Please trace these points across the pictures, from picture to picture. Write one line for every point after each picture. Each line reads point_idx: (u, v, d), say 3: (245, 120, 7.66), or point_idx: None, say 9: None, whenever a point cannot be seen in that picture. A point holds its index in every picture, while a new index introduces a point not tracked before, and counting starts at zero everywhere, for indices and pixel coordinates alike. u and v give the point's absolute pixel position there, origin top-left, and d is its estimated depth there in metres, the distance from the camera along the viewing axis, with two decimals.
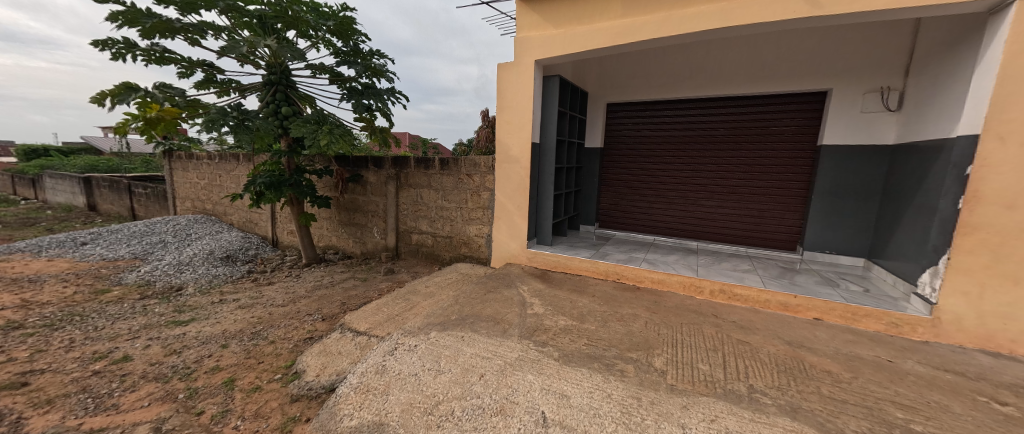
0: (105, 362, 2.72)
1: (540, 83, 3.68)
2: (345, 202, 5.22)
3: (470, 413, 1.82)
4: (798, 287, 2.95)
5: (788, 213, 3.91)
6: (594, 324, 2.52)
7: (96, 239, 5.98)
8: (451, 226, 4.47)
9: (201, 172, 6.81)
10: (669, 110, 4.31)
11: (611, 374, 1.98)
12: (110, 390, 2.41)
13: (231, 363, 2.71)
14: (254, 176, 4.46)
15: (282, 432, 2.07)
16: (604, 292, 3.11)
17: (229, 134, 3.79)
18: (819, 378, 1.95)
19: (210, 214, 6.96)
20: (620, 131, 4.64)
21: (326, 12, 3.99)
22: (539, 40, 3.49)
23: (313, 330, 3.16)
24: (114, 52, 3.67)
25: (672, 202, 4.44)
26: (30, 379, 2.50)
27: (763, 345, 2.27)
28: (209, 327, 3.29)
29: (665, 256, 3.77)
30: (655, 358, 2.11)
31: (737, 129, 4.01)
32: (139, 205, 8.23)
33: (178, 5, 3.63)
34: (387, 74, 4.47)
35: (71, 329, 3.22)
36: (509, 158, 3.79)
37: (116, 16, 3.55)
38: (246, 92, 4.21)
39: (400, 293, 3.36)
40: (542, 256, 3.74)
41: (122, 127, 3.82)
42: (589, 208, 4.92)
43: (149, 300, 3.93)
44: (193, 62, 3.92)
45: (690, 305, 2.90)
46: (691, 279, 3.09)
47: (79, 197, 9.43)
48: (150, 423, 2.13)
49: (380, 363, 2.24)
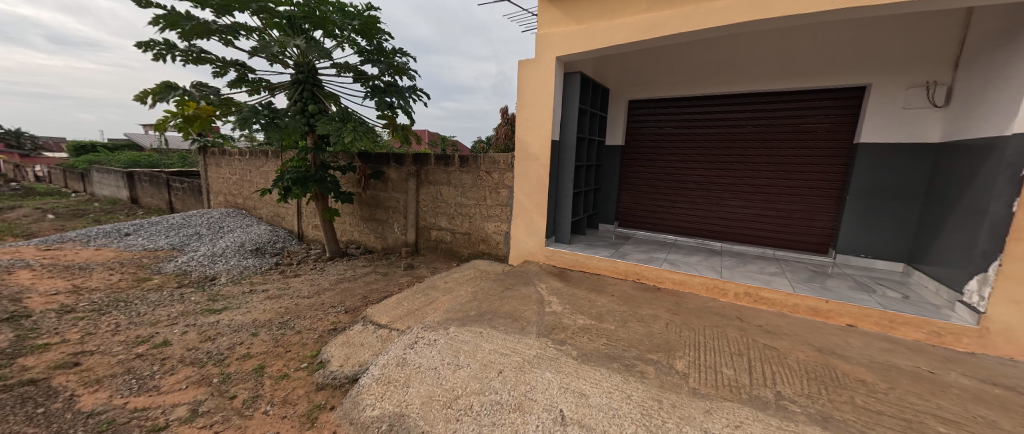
0: (147, 346, 2.89)
1: (561, 80, 3.65)
2: (367, 198, 5.34)
3: (489, 409, 1.84)
4: (830, 291, 2.83)
5: (819, 215, 3.75)
6: (613, 324, 2.49)
7: (138, 230, 6.34)
8: (470, 223, 4.51)
9: (233, 167, 7.12)
10: (693, 107, 4.21)
11: (631, 375, 1.96)
12: (151, 372, 2.56)
13: (261, 351, 2.82)
14: (282, 172, 4.62)
15: (308, 418, 2.15)
16: (623, 292, 3.07)
17: (260, 131, 3.93)
18: (852, 387, 1.87)
19: (240, 208, 7.26)
20: (641, 128, 4.56)
21: (351, 12, 4.08)
22: (561, 36, 3.46)
23: (337, 322, 3.26)
24: (155, 53, 3.88)
25: (696, 202, 4.33)
26: (81, 360, 2.69)
27: (792, 351, 2.19)
28: (240, 316, 3.44)
29: (687, 256, 3.68)
30: (677, 361, 2.07)
31: (765, 127, 3.88)
32: (177, 199, 8.67)
33: (214, 7, 3.80)
34: (409, 73, 4.55)
35: (116, 314, 3.44)
36: (529, 155, 3.78)
37: (158, 20, 3.75)
38: (275, 91, 4.36)
39: (419, 287, 3.42)
40: (560, 255, 3.73)
41: (162, 124, 4.02)
42: (609, 207, 4.85)
43: (186, 289, 4.14)
44: (227, 62, 4.09)
45: (713, 307, 2.83)
46: (714, 281, 3.01)
47: (122, 190, 10.01)
48: (188, 405, 2.25)
49: (401, 355, 2.29)
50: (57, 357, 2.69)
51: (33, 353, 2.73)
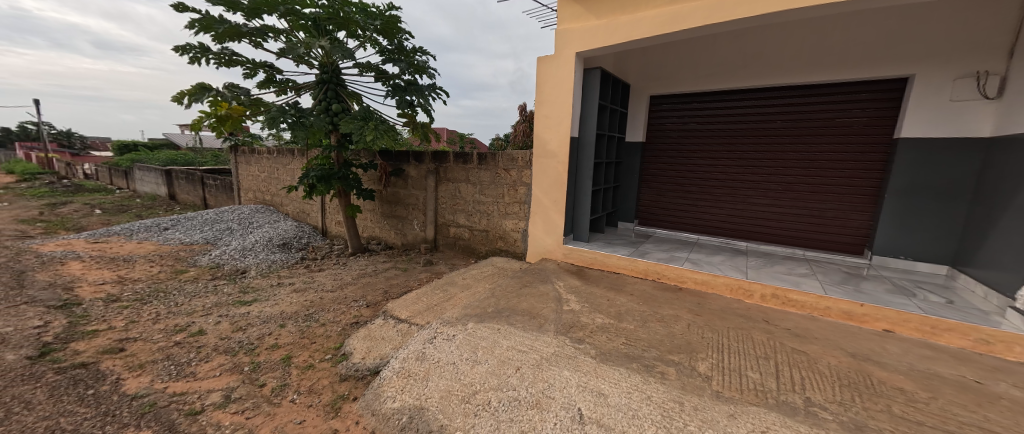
0: (184, 334, 3.04)
1: (580, 76, 3.60)
2: (388, 195, 5.44)
3: (507, 405, 1.85)
4: (865, 294, 2.70)
5: (854, 214, 3.57)
6: (632, 324, 2.45)
7: (175, 225, 6.68)
8: (488, 220, 4.53)
9: (262, 165, 7.39)
10: (718, 102, 4.09)
11: (651, 375, 1.92)
12: (188, 359, 2.70)
13: (288, 342, 2.93)
14: (307, 170, 4.76)
15: (332, 408, 2.22)
16: (643, 292, 3.02)
17: (286, 130, 4.06)
18: (889, 395, 1.78)
19: (268, 204, 7.53)
20: (663, 124, 4.46)
21: (373, 12, 4.15)
22: (581, 32, 3.41)
23: (359, 315, 3.34)
24: (191, 56, 4.06)
25: (720, 200, 4.21)
26: (126, 345, 2.86)
27: (823, 356, 2.10)
28: (268, 307, 3.58)
29: (710, 256, 3.58)
30: (699, 363, 2.02)
31: (796, 122, 3.72)
32: (211, 196, 9.07)
33: (244, 10, 3.94)
34: (428, 71, 4.59)
35: (157, 304, 3.63)
36: (548, 152, 3.75)
37: (194, 24, 3.92)
38: (301, 91, 4.49)
39: (438, 283, 3.47)
40: (578, 253, 3.69)
41: (196, 124, 4.21)
42: (628, 205, 4.77)
43: (219, 281, 4.35)
44: (256, 63, 4.24)
45: (738, 308, 2.74)
46: (739, 282, 2.92)
47: (161, 187, 10.56)
48: (221, 391, 2.36)
49: (420, 350, 2.33)
50: (104, 343, 2.87)
51: (84, 338, 2.92)
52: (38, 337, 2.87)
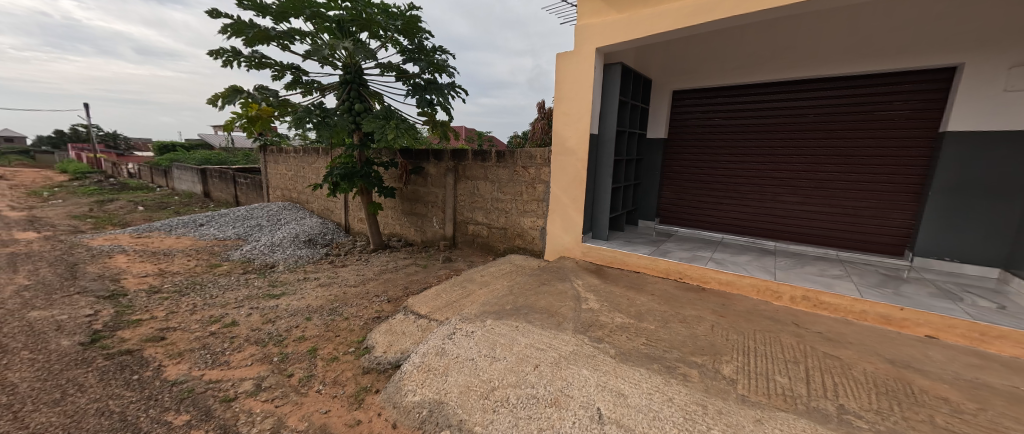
0: (218, 325, 3.18)
1: (601, 71, 3.54)
2: (408, 193, 5.51)
3: (525, 402, 1.85)
4: (905, 297, 2.54)
5: (894, 213, 3.37)
6: (653, 324, 2.40)
7: (210, 221, 6.99)
8: (506, 218, 4.53)
9: (289, 164, 7.63)
10: (745, 96, 3.94)
11: (673, 377, 1.87)
12: (222, 349, 2.82)
13: (314, 334, 3.01)
14: (331, 168, 4.89)
15: (355, 399, 2.27)
16: (664, 291, 2.95)
17: (312, 130, 4.18)
18: (931, 405, 1.67)
19: (295, 202, 7.78)
20: (686, 119, 4.33)
21: (394, 12, 4.20)
22: (601, 26, 3.35)
23: (381, 310, 3.41)
24: (224, 60, 4.22)
25: (747, 198, 4.06)
26: (166, 334, 3.01)
27: (858, 362, 1.99)
28: (296, 301, 3.70)
29: (736, 255, 3.46)
30: (723, 365, 1.96)
31: (830, 116, 3.54)
32: (242, 193, 9.45)
33: (273, 14, 4.06)
34: (448, 69, 4.62)
35: (193, 295, 3.82)
36: (567, 149, 3.71)
37: (226, 29, 4.07)
38: (326, 92, 4.60)
39: (457, 280, 3.49)
40: (597, 251, 3.64)
41: (228, 125, 4.38)
42: (649, 203, 4.66)
43: (250, 274, 4.52)
44: (284, 65, 4.37)
45: (765, 310, 2.63)
46: (767, 283, 2.81)
47: (197, 185, 11.07)
48: (252, 380, 2.45)
49: (440, 345, 2.35)
50: (146, 331, 3.03)
51: (129, 327, 3.09)
52: (88, 325, 3.06)
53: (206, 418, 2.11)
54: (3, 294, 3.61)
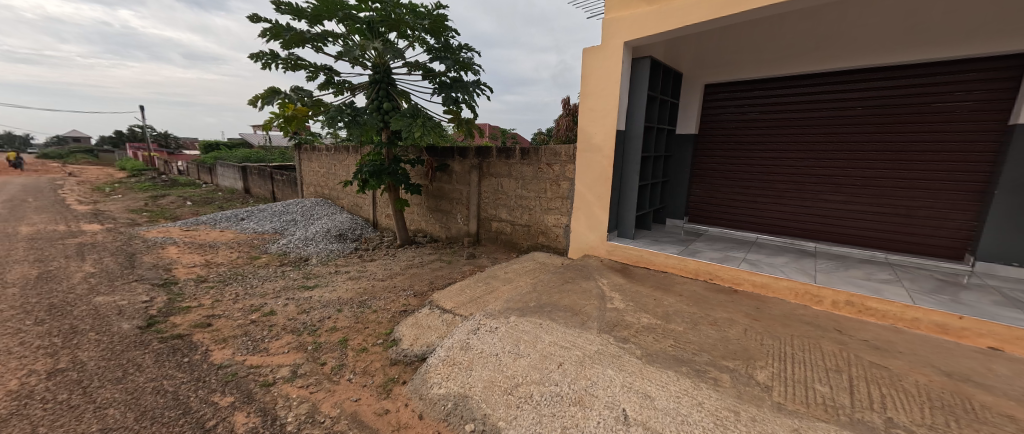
0: (258, 314, 3.36)
1: (629, 66, 3.46)
2: (433, 190, 5.60)
3: (549, 399, 1.85)
4: (964, 305, 2.35)
5: (954, 213, 3.11)
6: (681, 325, 2.33)
7: (250, 216, 7.39)
8: (530, 215, 4.52)
9: (321, 161, 7.93)
10: (785, 88, 3.74)
11: (702, 380, 1.81)
12: (262, 336, 2.98)
13: (344, 325, 3.13)
14: (361, 166, 5.04)
15: (384, 389, 2.34)
16: (693, 292, 2.86)
17: (343, 128, 4.33)
18: (994, 423, 1.54)
19: (326, 198, 8.08)
20: (719, 114, 4.17)
21: (422, 12, 4.27)
22: (631, 19, 3.27)
23: (407, 304, 3.49)
24: (263, 63, 4.43)
25: (785, 196, 3.86)
26: (212, 321, 3.21)
27: (908, 373, 1.86)
28: (328, 293, 3.85)
29: (771, 257, 3.31)
30: (757, 371, 1.88)
31: (881, 109, 3.31)
32: (278, 189, 9.91)
33: (308, 18, 4.22)
34: (474, 67, 4.66)
35: (236, 285, 4.05)
36: (593, 146, 3.65)
37: (266, 32, 4.26)
38: (356, 92, 4.75)
39: (480, 276, 3.53)
40: (623, 250, 3.58)
41: (267, 124, 4.61)
42: (677, 201, 4.53)
43: (286, 267, 4.75)
44: (318, 67, 4.54)
45: (804, 315, 2.50)
46: (806, 287, 2.67)
47: (238, 182, 11.72)
48: (289, 367, 2.58)
49: (464, 340, 2.39)
50: (195, 318, 3.25)
51: (180, 313, 3.33)
52: (145, 310, 3.31)
53: (248, 400, 2.24)
54: (73, 280, 3.97)
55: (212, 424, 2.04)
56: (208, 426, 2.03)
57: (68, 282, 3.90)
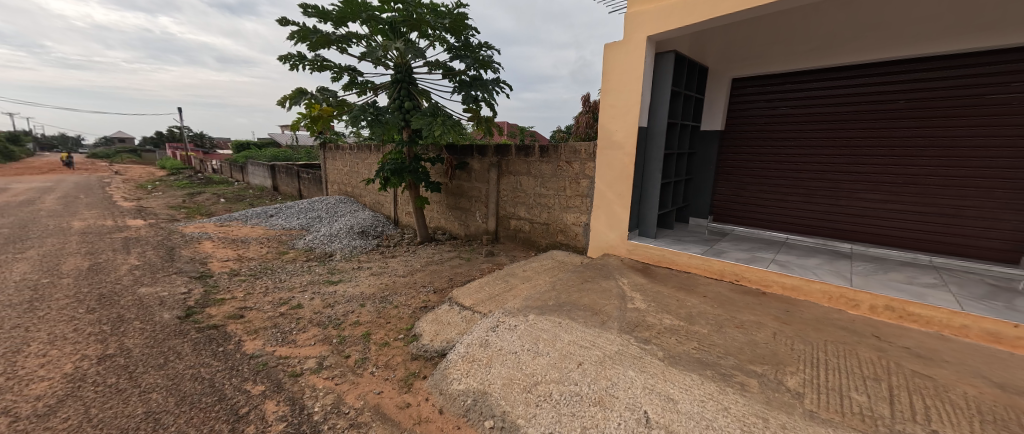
0: (286, 307, 3.49)
1: (651, 61, 3.39)
2: (453, 188, 5.66)
3: (569, 399, 1.85)
4: (1019, 312, 2.19)
5: (1009, 214, 2.88)
6: (705, 327, 2.27)
7: (278, 213, 7.67)
8: (549, 213, 4.50)
9: (345, 160, 8.15)
10: (819, 81, 3.58)
11: (728, 385, 1.76)
12: (290, 328, 3.10)
13: (367, 320, 3.21)
14: (383, 164, 5.14)
15: (405, 383, 2.39)
16: (718, 294, 2.78)
17: (366, 127, 4.43)
18: None
19: (350, 195, 8.29)
20: (747, 109, 4.03)
21: (443, 11, 4.31)
22: (655, 12, 3.20)
23: (427, 300, 3.55)
24: (291, 65, 4.58)
25: (818, 195, 3.69)
26: (244, 313, 3.36)
27: (956, 384, 1.75)
28: (351, 288, 3.96)
29: (802, 258, 3.18)
30: (787, 377, 1.81)
31: (926, 103, 3.12)
32: (305, 187, 10.24)
33: (333, 20, 4.33)
34: (493, 65, 4.67)
35: (266, 279, 4.22)
36: (614, 143, 3.60)
37: (293, 35, 4.40)
38: (378, 91, 4.84)
39: (499, 274, 3.54)
40: (644, 249, 3.51)
41: (294, 124, 4.77)
42: (702, 199, 4.41)
43: (312, 262, 4.90)
44: (342, 67, 4.66)
45: (838, 320, 2.39)
46: (841, 290, 2.56)
47: (267, 180, 12.18)
48: (316, 358, 2.67)
49: (484, 337, 2.40)
50: (229, 309, 3.41)
51: (215, 304, 3.49)
52: (183, 301, 3.50)
53: (277, 389, 2.33)
54: (119, 272, 4.23)
55: (245, 411, 2.13)
56: (241, 413, 2.12)
57: (115, 274, 4.16)
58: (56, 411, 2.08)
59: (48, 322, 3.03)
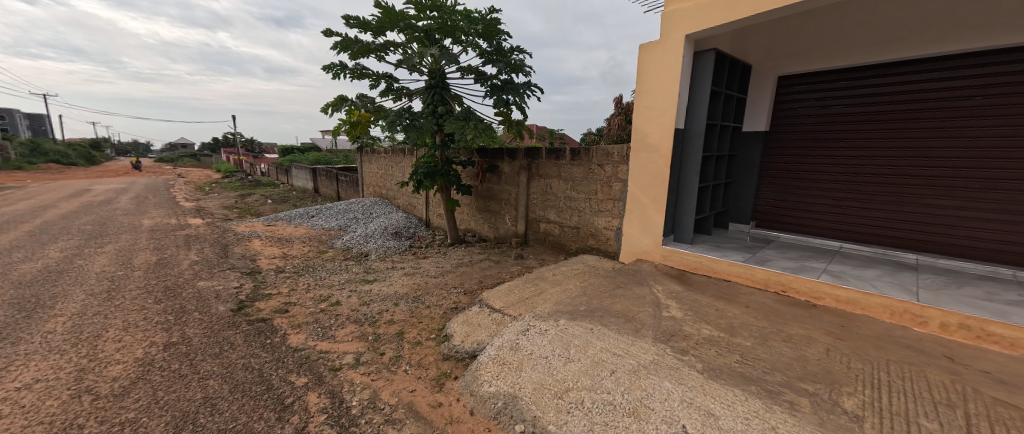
0: (326, 304, 3.65)
1: (689, 60, 3.28)
2: (483, 191, 5.72)
3: (601, 408, 1.81)
4: None
5: None
6: (748, 340, 2.15)
7: (319, 213, 8.07)
8: (580, 217, 4.44)
9: (381, 163, 8.44)
10: (878, 78, 3.32)
11: (776, 403, 1.65)
12: (330, 324, 3.23)
13: (400, 319, 3.30)
14: (416, 167, 5.27)
15: (437, 382, 2.43)
16: (762, 304, 2.63)
17: (402, 132, 4.58)
18: None
19: (384, 198, 8.58)
20: (795, 109, 3.80)
21: (476, 17, 4.39)
22: (693, 10, 3.09)
23: (458, 301, 3.60)
24: (334, 74, 4.82)
25: (877, 200, 3.41)
26: (289, 308, 3.56)
27: None
28: (386, 287, 4.09)
29: (858, 268, 2.95)
30: (844, 398, 1.67)
31: (1006, 99, 2.81)
32: (343, 190, 10.68)
33: (372, 29, 4.52)
34: (525, 69, 4.69)
35: (308, 277, 4.44)
36: (648, 146, 3.50)
37: (336, 45, 4.63)
38: (413, 97, 4.99)
39: (529, 277, 3.54)
40: (680, 255, 3.38)
41: (335, 129, 5.01)
42: (743, 204, 4.22)
43: (349, 261, 5.11)
44: (379, 75, 4.84)
45: (902, 337, 2.19)
46: (905, 306, 2.34)
47: (309, 182, 12.83)
48: (353, 354, 2.78)
49: (514, 340, 2.40)
50: (275, 304, 3.61)
51: (263, 299, 3.72)
52: (236, 295, 3.75)
53: (319, 382, 2.44)
54: (182, 266, 4.61)
55: (290, 402, 2.25)
56: (286, 403, 2.24)
57: (179, 268, 4.54)
58: (130, 391, 2.29)
59: (123, 310, 3.35)
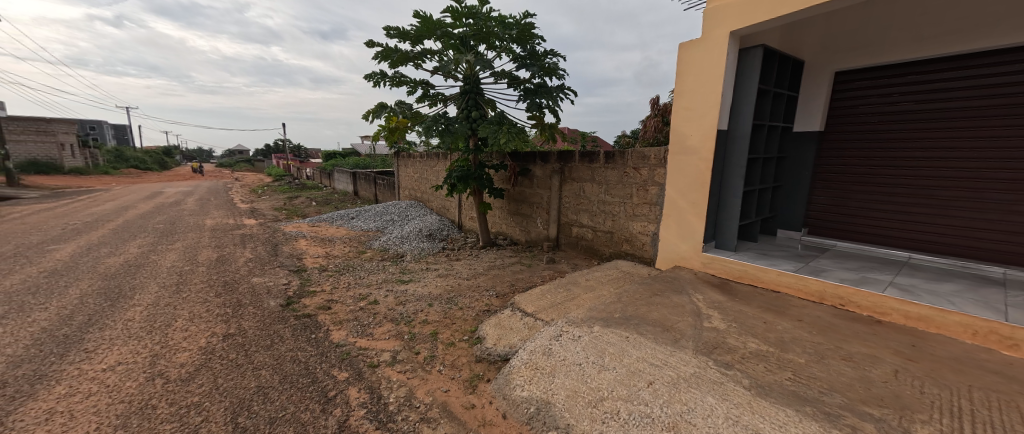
0: (365, 302, 3.80)
1: (734, 58, 3.12)
2: (515, 194, 5.74)
3: (639, 420, 1.74)
4: None
5: None
6: (801, 356, 2.00)
7: (359, 215, 8.43)
8: (614, 221, 4.34)
9: (416, 167, 8.69)
10: (954, 71, 2.99)
11: (836, 427, 1.51)
12: (368, 322, 3.36)
13: (434, 319, 3.37)
14: (451, 171, 5.38)
15: (470, 384, 2.45)
16: (816, 318, 2.43)
17: (437, 136, 4.70)
18: None
19: (419, 201, 8.82)
20: (856, 107, 3.50)
21: (510, 22, 4.43)
22: (739, 5, 2.94)
23: (490, 304, 3.62)
24: (375, 82, 5.03)
25: (954, 207, 3.07)
26: (331, 305, 3.73)
27: None
28: (421, 287, 4.20)
29: (931, 282, 2.66)
30: (916, 425, 1.51)
31: None
32: (380, 192, 11.09)
33: (411, 38, 4.68)
34: (558, 72, 4.67)
35: (348, 275, 4.65)
36: (687, 148, 3.37)
37: (377, 55, 4.84)
38: (448, 102, 5.11)
39: (562, 281, 3.50)
40: (722, 263, 3.21)
41: (375, 135, 5.22)
42: (793, 209, 3.96)
43: (386, 262, 5.29)
44: (417, 82, 5.00)
45: (986, 361, 1.95)
46: (991, 326, 2.09)
47: (349, 185, 13.44)
48: (390, 352, 2.87)
49: (547, 345, 2.38)
50: (319, 301, 3.80)
51: (308, 296, 3.92)
52: (285, 291, 4.00)
53: (359, 377, 2.53)
54: (239, 263, 4.97)
55: (332, 395, 2.35)
56: (329, 395, 2.34)
57: (235, 265, 4.90)
58: (194, 377, 2.48)
59: (189, 302, 3.65)
